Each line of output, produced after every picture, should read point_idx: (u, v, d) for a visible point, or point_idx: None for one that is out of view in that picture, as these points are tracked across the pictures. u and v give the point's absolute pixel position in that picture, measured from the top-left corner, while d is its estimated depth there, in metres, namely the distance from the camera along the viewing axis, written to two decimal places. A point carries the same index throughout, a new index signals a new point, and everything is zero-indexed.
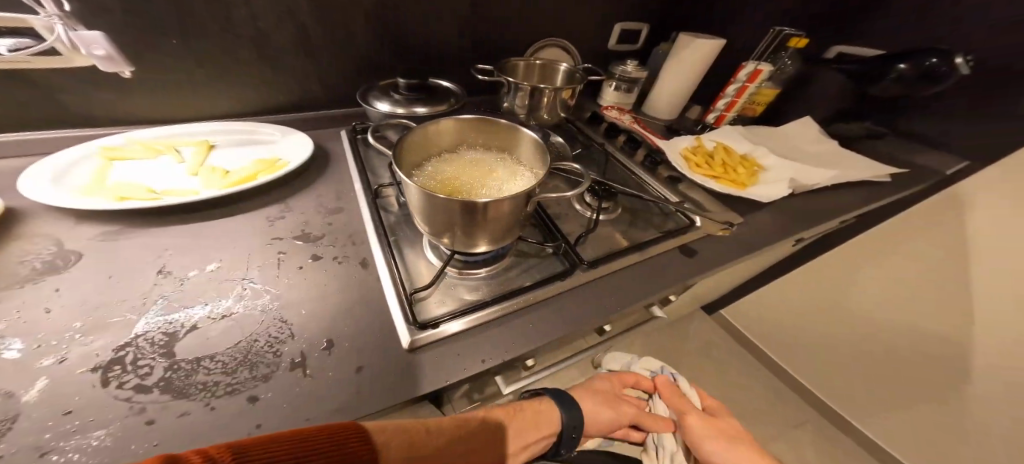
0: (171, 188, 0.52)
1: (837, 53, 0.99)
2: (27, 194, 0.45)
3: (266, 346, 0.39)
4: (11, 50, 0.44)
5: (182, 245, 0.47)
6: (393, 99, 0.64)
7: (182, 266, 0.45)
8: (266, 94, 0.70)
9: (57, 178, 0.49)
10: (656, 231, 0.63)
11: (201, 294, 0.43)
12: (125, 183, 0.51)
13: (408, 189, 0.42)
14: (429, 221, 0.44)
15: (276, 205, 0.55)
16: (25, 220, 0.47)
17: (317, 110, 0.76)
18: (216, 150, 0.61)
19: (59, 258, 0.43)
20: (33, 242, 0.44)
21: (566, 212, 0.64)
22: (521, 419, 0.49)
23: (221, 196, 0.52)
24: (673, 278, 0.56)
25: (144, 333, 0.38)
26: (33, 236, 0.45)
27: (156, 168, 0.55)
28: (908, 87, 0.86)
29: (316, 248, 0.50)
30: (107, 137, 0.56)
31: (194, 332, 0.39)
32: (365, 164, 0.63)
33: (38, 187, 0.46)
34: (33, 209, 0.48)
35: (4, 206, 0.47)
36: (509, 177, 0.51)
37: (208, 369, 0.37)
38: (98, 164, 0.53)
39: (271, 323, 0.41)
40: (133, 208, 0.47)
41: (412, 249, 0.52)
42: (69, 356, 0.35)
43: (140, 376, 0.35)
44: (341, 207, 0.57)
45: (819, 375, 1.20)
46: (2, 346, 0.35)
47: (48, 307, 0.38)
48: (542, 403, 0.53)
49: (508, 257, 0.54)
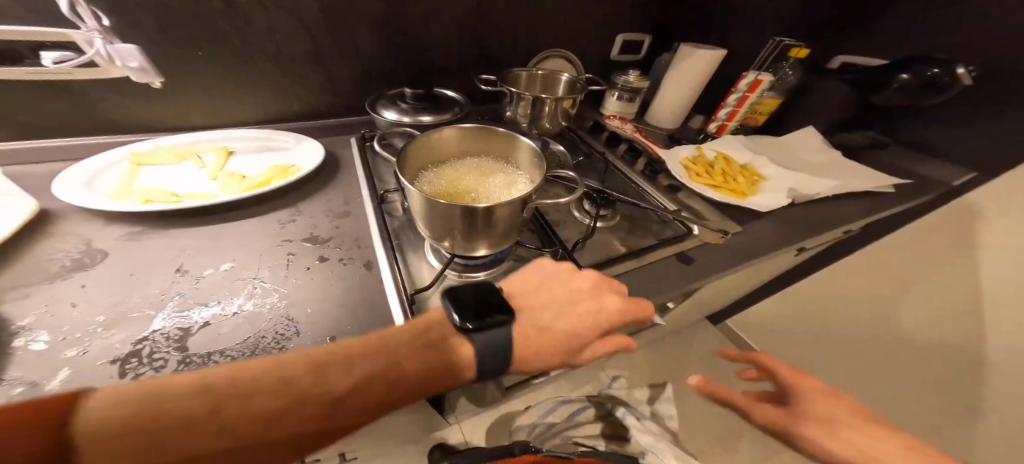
0: (191, 191, 0.55)
1: (840, 63, 1.00)
2: (60, 195, 0.48)
3: (273, 342, 0.41)
4: (54, 62, 0.49)
5: (198, 245, 0.50)
6: (400, 108, 0.67)
7: (197, 265, 0.48)
8: (280, 103, 0.73)
9: (87, 181, 0.52)
10: (654, 238, 0.64)
11: (215, 292, 0.45)
12: (148, 186, 0.54)
13: (410, 195, 0.44)
14: (430, 226, 0.46)
15: (287, 209, 0.58)
16: (57, 220, 0.50)
17: (329, 118, 0.80)
18: (233, 155, 0.64)
19: (86, 256, 0.46)
20: (64, 241, 0.47)
21: (565, 219, 0.65)
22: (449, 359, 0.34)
23: (236, 199, 0.55)
24: (670, 285, 0.57)
25: (161, 328, 0.40)
26: (65, 236, 0.48)
27: (178, 173, 0.58)
28: (910, 97, 0.86)
29: (323, 250, 0.52)
30: (134, 143, 0.59)
31: (206, 328, 0.41)
32: (372, 170, 0.66)
33: (70, 190, 0.49)
34: (65, 210, 0.51)
35: (39, 206, 0.50)
36: (508, 184, 0.53)
37: (218, 364, 0.38)
38: (124, 169, 0.56)
39: (278, 321, 0.43)
40: (155, 210, 0.50)
41: (414, 252, 0.54)
42: (91, 348, 0.37)
43: (155, 369, 0.37)
44: (348, 212, 0.59)
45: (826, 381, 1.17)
46: (32, 338, 0.37)
47: (74, 302, 0.41)
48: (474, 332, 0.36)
49: (507, 262, 0.56)
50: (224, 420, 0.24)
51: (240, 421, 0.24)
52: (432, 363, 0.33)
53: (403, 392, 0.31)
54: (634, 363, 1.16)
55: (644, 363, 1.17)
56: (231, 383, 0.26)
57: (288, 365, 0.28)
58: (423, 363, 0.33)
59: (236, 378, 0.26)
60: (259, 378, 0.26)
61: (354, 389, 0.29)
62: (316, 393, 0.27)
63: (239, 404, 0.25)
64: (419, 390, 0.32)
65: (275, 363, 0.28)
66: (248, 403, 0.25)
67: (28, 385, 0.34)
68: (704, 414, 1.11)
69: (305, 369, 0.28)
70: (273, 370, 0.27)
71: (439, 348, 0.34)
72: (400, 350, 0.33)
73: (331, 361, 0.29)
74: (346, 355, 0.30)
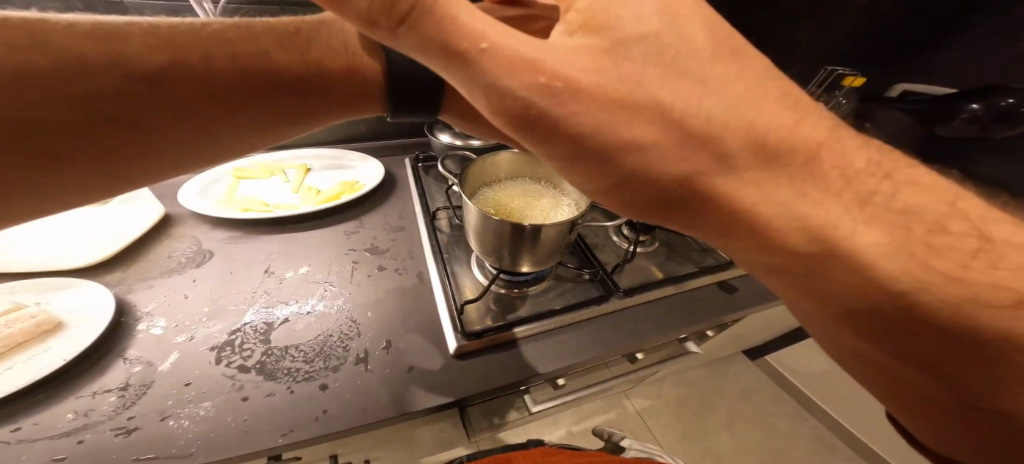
0: (279, 202, 0.64)
1: (900, 90, 1.09)
2: (187, 204, 0.59)
3: (338, 341, 0.46)
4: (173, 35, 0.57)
5: (280, 250, 0.57)
6: (454, 131, 0.72)
7: (280, 267, 0.54)
8: (349, 126, 0.79)
9: (203, 192, 0.63)
10: (694, 265, 0.64)
11: (293, 293, 0.51)
12: (247, 198, 0.64)
13: (468, 212, 0.49)
14: (482, 241, 0.49)
15: (353, 221, 0.64)
16: (175, 224, 0.58)
17: (391, 139, 0.85)
18: (311, 172, 0.72)
19: (197, 255, 0.54)
20: (181, 242, 0.56)
21: (604, 242, 0.66)
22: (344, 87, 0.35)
23: (314, 211, 0.63)
24: (709, 313, 0.58)
25: (250, 321, 0.47)
26: (181, 237, 0.56)
27: (269, 186, 0.68)
28: (984, 128, 0.89)
29: (381, 260, 0.58)
30: (238, 160, 0.69)
31: (284, 325, 0.47)
32: (424, 188, 0.70)
33: (193, 200, 0.60)
34: (182, 216, 0.60)
35: (165, 212, 0.60)
36: (554, 206, 0.57)
37: (293, 357, 0.44)
38: (229, 182, 0.67)
39: (343, 321, 0.48)
40: (254, 219, 0.59)
41: (461, 265, 0.58)
42: (195, 335, 0.44)
43: (243, 357, 0.43)
44: (403, 226, 0.64)
45: (846, 406, 1.07)
46: (151, 323, 0.45)
47: (186, 294, 0.49)
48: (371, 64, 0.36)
49: (547, 280, 0.57)
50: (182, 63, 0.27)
51: (132, 87, 0.26)
52: (335, 66, 0.34)
53: (323, 91, 0.34)
54: (660, 392, 1.14)
55: (669, 392, 1.14)
56: (177, 28, 0.28)
57: (221, 36, 0.29)
58: (326, 62, 0.34)
59: (180, 27, 0.28)
60: (135, 43, 0.26)
61: (283, 64, 0.31)
62: (206, 71, 0.28)
63: (126, 73, 0.25)
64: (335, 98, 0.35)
65: (147, 31, 0.27)
66: (194, 48, 0.28)
67: (144, 364, 0.41)
68: (736, 450, 1.05)
69: (190, 46, 0.28)
70: (212, 35, 0.29)
71: (344, 53, 0.35)
72: (297, 44, 0.33)
73: (215, 44, 0.29)
74: (235, 40, 0.30)
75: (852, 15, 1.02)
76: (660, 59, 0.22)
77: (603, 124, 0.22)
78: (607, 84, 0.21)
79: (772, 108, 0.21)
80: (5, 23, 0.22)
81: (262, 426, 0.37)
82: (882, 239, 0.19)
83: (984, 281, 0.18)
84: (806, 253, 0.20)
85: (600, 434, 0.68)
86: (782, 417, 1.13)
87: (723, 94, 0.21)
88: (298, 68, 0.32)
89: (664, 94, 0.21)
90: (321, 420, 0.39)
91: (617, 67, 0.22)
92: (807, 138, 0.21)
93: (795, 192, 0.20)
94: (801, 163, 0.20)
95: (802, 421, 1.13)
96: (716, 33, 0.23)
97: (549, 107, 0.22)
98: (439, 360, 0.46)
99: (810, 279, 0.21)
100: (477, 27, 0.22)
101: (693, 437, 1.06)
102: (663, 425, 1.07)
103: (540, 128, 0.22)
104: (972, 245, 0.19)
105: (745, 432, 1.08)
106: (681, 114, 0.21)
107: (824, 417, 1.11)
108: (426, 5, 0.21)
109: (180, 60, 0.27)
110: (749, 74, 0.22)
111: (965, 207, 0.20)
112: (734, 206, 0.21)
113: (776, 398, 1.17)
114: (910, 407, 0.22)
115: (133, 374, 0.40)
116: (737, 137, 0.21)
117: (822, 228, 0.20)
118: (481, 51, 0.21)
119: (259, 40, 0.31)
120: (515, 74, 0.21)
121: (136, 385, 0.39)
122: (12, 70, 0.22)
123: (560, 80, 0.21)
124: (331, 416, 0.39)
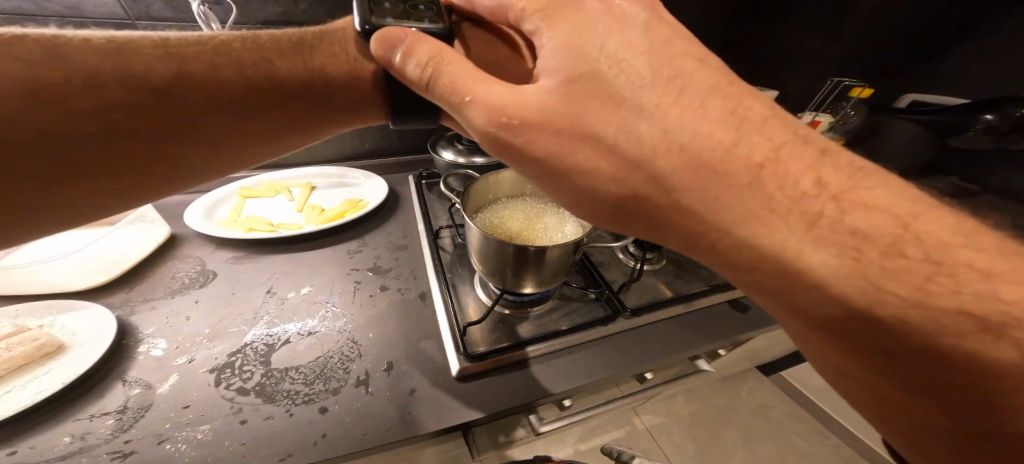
0: (282, 221, 0.64)
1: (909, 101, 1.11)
2: (193, 225, 0.59)
3: (339, 363, 0.45)
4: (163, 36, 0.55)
5: (283, 271, 0.57)
6: (457, 149, 0.72)
7: (283, 288, 0.54)
8: (353, 143, 0.80)
9: (210, 212, 0.64)
10: (704, 283, 0.62)
11: (295, 313, 0.51)
12: (251, 217, 0.64)
13: (471, 233, 0.49)
14: (486, 262, 0.49)
15: (357, 240, 0.64)
16: (181, 244, 0.59)
17: (394, 156, 0.86)
18: (315, 190, 0.72)
19: (200, 276, 0.54)
20: (185, 262, 0.56)
21: (610, 260, 0.65)
22: (340, 102, 0.36)
23: (317, 231, 0.62)
24: (721, 334, 0.56)
25: (253, 341, 0.46)
26: (186, 258, 0.57)
27: (274, 204, 0.68)
28: (1001, 137, 0.88)
29: (384, 279, 0.57)
30: (243, 179, 0.70)
31: (286, 345, 0.47)
32: (428, 206, 0.70)
33: (199, 220, 0.61)
34: (188, 236, 0.61)
35: (172, 232, 0.61)
36: (557, 225, 0.56)
37: (293, 379, 0.43)
38: (235, 201, 0.67)
39: (344, 343, 0.48)
40: (258, 238, 0.59)
41: (464, 284, 0.57)
42: (196, 356, 0.44)
43: (242, 379, 0.42)
44: (406, 245, 0.64)
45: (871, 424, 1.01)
46: (152, 345, 0.45)
47: (187, 316, 0.49)
48: (359, 68, 0.36)
49: (552, 300, 0.56)
50: (191, 76, 0.29)
51: (134, 99, 0.27)
52: (335, 72, 0.35)
53: (319, 108, 0.35)
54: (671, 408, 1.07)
55: (684, 411, 1.08)
56: (196, 41, 0.31)
57: (229, 46, 0.32)
58: (327, 67, 0.35)
59: (193, 38, 0.31)
60: (140, 55, 0.28)
61: (283, 72, 0.33)
62: (210, 80, 0.30)
63: (136, 84, 0.27)
64: (337, 112, 0.36)
65: (158, 44, 0.29)
66: (201, 61, 0.30)
67: (143, 387, 0.41)
68: None
69: (197, 55, 0.30)
70: (214, 47, 0.31)
71: (343, 58, 0.36)
72: (299, 53, 0.34)
73: (220, 55, 0.31)
74: (241, 50, 0.32)
75: (856, 17, 1.02)
76: (600, 92, 0.25)
77: (547, 155, 0.27)
78: (554, 114, 0.26)
79: (684, 151, 0.23)
80: (24, 40, 0.25)
81: (260, 451, 0.37)
82: (831, 260, 0.20)
83: (945, 306, 0.18)
84: (764, 272, 0.22)
85: (610, 453, 0.65)
86: (802, 435, 1.08)
87: (659, 119, 0.24)
88: (298, 87, 0.33)
89: (597, 125, 0.25)
90: (320, 444, 0.38)
91: (572, 95, 0.26)
92: (750, 158, 0.22)
93: (738, 217, 0.22)
94: (735, 180, 0.22)
95: (823, 439, 1.08)
96: (667, 56, 0.25)
97: (514, 138, 0.27)
98: (439, 383, 0.45)
99: (790, 298, 0.22)
100: (466, 84, 0.27)
101: (706, 456, 1.01)
102: (675, 443, 1.02)
103: (515, 147, 0.27)
104: (924, 269, 0.19)
105: (763, 451, 1.04)
106: (612, 141, 0.25)
107: (842, 431, 1.07)
108: (441, 74, 0.28)
109: (185, 75, 0.29)
110: (707, 89, 0.25)
111: (920, 230, 0.20)
112: (693, 221, 0.24)
113: (796, 415, 1.12)
114: (892, 418, 0.22)
115: (131, 397, 0.40)
116: (674, 157, 0.24)
117: (742, 249, 0.22)
118: (466, 102, 0.27)
119: (263, 51, 0.33)
120: (476, 115, 0.27)
121: (135, 408, 0.39)
122: (20, 84, 0.24)
123: (517, 119, 0.26)
124: (331, 440, 0.38)
